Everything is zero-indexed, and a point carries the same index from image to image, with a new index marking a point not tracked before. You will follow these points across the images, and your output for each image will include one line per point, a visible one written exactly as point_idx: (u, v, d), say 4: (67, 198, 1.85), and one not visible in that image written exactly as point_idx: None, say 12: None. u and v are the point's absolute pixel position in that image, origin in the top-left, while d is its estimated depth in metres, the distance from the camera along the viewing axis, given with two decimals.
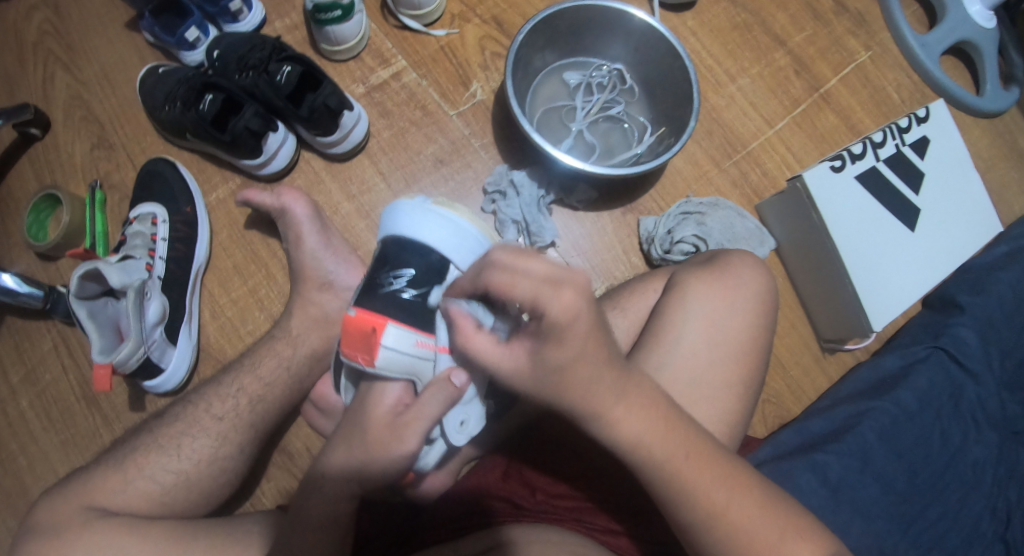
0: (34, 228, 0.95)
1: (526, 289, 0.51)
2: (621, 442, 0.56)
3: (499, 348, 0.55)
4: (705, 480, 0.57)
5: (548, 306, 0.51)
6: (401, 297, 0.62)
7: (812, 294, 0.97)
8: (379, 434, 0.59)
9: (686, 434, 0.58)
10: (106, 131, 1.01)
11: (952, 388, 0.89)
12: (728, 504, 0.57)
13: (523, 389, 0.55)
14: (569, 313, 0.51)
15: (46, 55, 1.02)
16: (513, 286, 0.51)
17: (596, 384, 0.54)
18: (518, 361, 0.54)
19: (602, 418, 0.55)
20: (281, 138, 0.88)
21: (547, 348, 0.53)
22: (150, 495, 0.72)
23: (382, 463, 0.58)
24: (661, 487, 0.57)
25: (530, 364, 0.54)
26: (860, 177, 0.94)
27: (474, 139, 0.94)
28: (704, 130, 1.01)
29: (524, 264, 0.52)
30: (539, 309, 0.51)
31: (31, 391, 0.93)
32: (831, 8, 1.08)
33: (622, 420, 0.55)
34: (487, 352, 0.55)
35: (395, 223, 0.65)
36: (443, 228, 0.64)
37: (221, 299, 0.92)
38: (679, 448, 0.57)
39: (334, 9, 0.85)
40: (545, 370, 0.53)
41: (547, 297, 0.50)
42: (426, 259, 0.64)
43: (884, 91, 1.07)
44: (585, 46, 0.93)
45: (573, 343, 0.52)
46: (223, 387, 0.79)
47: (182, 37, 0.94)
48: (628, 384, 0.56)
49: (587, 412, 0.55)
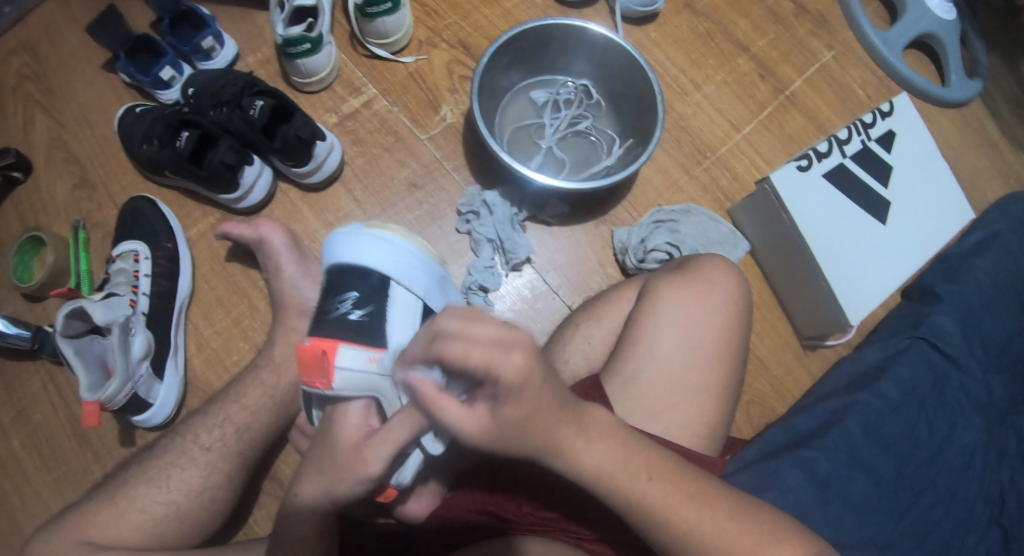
0: (18, 269, 0.96)
1: (481, 357, 0.47)
2: (581, 470, 0.57)
3: (465, 408, 0.52)
4: (668, 498, 0.58)
5: (501, 373, 0.48)
6: (349, 318, 0.66)
7: (788, 292, 0.99)
8: (346, 457, 0.58)
9: (647, 456, 0.59)
10: (87, 171, 1.02)
11: (933, 376, 0.91)
12: (698, 516, 0.58)
13: (490, 446, 0.54)
14: (524, 375, 0.49)
15: (25, 99, 1.04)
16: (469, 358, 0.48)
17: (554, 428, 0.54)
18: (481, 420, 0.52)
19: (563, 453, 0.56)
20: (257, 171, 0.89)
21: (507, 408, 0.51)
22: (142, 526, 0.73)
23: (348, 484, 0.57)
24: (630, 512, 0.58)
25: (493, 422, 0.52)
26: (827, 175, 0.96)
27: (446, 161, 0.95)
28: (672, 138, 1.03)
29: (476, 331, 0.48)
30: (495, 376, 0.49)
31: (22, 431, 0.94)
32: (792, 12, 1.11)
33: (582, 452, 0.56)
34: (452, 413, 0.52)
35: (334, 254, 0.71)
36: (380, 248, 0.72)
37: (205, 331, 0.93)
38: (640, 468, 0.58)
39: (302, 42, 0.87)
40: (506, 427, 0.52)
41: (499, 363, 0.48)
42: (368, 280, 0.69)
43: (848, 89, 1.10)
44: (550, 64, 0.95)
45: (530, 399, 0.51)
46: (209, 418, 0.80)
47: (157, 76, 0.96)
48: (583, 418, 0.57)
49: (548, 450, 0.55)
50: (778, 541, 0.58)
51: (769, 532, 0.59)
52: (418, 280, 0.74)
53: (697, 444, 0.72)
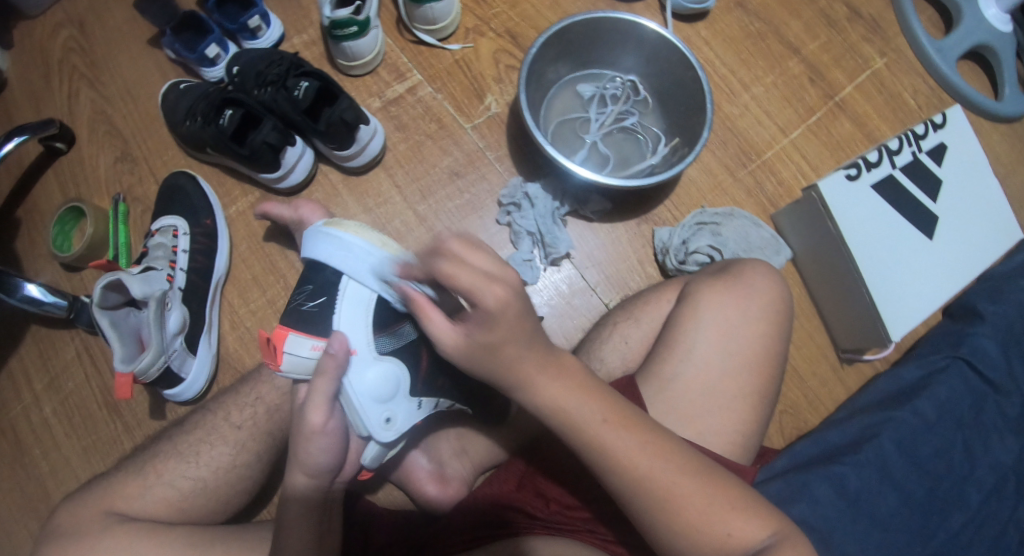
0: (58, 239, 0.97)
1: (467, 280, 0.53)
2: (571, 424, 0.60)
3: (448, 326, 0.58)
4: (627, 444, 0.59)
5: (481, 299, 0.54)
6: (303, 309, 0.69)
7: (829, 304, 0.96)
8: (297, 422, 0.64)
9: (608, 401, 0.61)
10: (128, 146, 1.03)
11: (972, 396, 0.87)
12: (651, 466, 0.59)
13: (459, 362, 0.60)
14: (501, 306, 0.55)
15: (71, 71, 1.05)
16: (457, 278, 0.53)
17: (520, 362, 0.59)
18: (455, 337, 0.58)
19: (526, 386, 0.60)
20: (299, 152, 0.89)
21: (480, 331, 0.57)
22: (169, 501, 0.74)
23: (302, 446, 0.62)
24: (589, 453, 0.60)
25: (465, 343, 0.58)
26: (876, 185, 0.93)
27: (488, 152, 0.94)
28: (718, 139, 1.01)
29: (471, 257, 0.55)
30: (475, 301, 0.54)
31: (54, 398, 0.95)
32: (845, 14, 1.08)
33: (543, 386, 0.60)
34: (435, 325, 0.58)
35: (303, 248, 0.71)
36: (334, 252, 0.68)
37: (240, 310, 0.94)
38: (599, 412, 0.60)
39: (350, 24, 0.86)
40: (476, 349, 0.58)
41: (481, 292, 0.54)
42: (322, 275, 0.69)
43: (899, 97, 1.07)
44: (599, 58, 0.94)
45: (504, 327, 0.56)
46: (241, 396, 0.81)
47: (202, 54, 0.96)
48: (551, 358, 0.61)
49: (513, 381, 0.60)
50: (734, 511, 0.58)
51: (727, 496, 0.59)
52: (374, 274, 0.67)
53: (730, 451, 0.70)
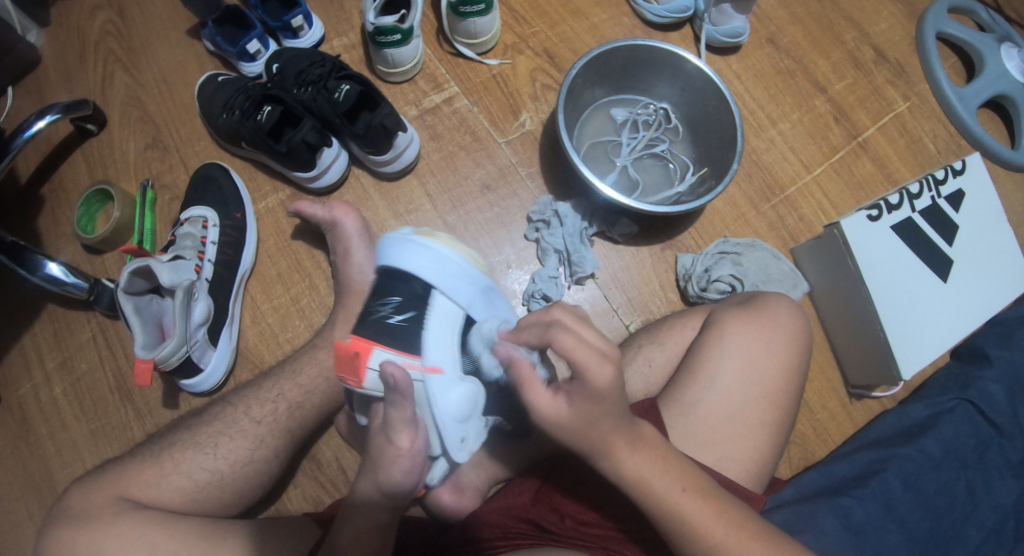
0: (83, 221, 0.98)
1: (585, 355, 0.56)
2: (623, 474, 0.61)
3: (550, 397, 0.59)
4: (701, 514, 0.61)
5: (593, 376, 0.56)
6: (388, 322, 0.64)
7: (843, 340, 0.98)
8: (376, 443, 0.60)
9: (684, 472, 0.62)
10: (160, 133, 1.04)
11: (979, 439, 0.89)
12: (727, 537, 0.61)
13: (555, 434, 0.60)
14: (611, 384, 0.57)
15: (108, 55, 1.06)
16: (574, 352, 0.56)
17: (614, 437, 0.59)
18: (558, 410, 0.59)
19: (610, 458, 0.60)
20: (335, 153, 0.90)
21: (581, 403, 0.58)
22: (184, 490, 0.75)
23: (386, 470, 0.59)
24: (662, 518, 0.61)
25: (566, 416, 0.58)
26: (896, 227, 0.95)
27: (521, 167, 0.96)
28: (743, 171, 1.03)
29: (588, 335, 0.58)
30: (585, 377, 0.56)
31: (66, 378, 0.96)
32: (873, 58, 1.11)
33: (628, 461, 0.60)
34: (537, 398, 0.59)
35: (382, 255, 0.67)
36: (426, 262, 0.65)
37: (263, 305, 0.95)
38: (677, 482, 0.61)
39: (394, 32, 0.88)
40: (575, 422, 0.58)
41: (596, 368, 0.56)
42: (410, 287, 0.65)
43: (921, 142, 1.08)
44: (634, 84, 0.96)
45: (606, 405, 0.58)
46: (263, 391, 0.82)
47: (243, 48, 0.97)
48: (636, 433, 0.61)
49: (598, 451, 0.60)
50: None
51: None
52: (465, 291, 0.66)
53: (744, 479, 0.72)
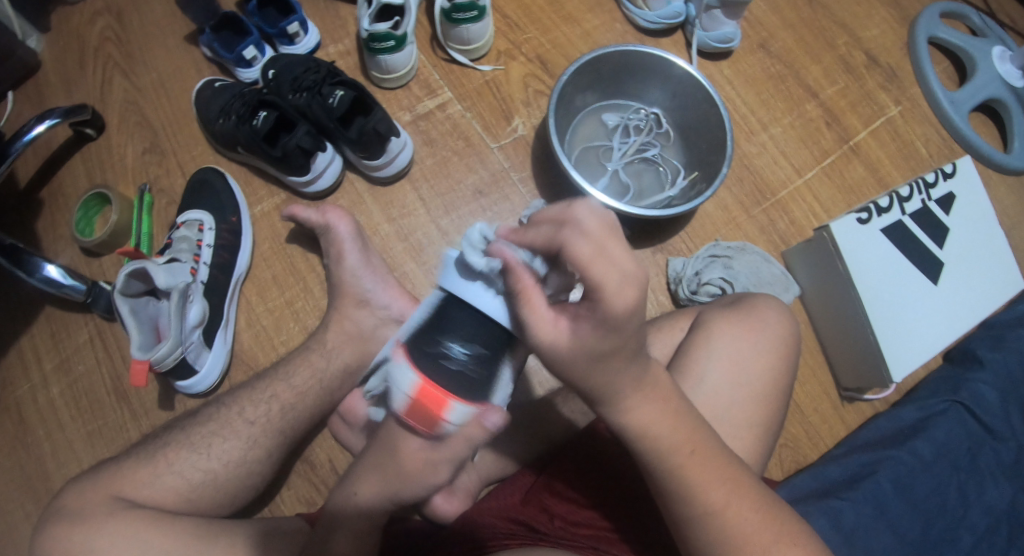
0: (81, 224, 0.99)
1: (601, 272, 0.50)
2: (630, 426, 0.59)
3: (552, 317, 0.55)
4: (703, 478, 0.60)
5: (607, 296, 0.50)
6: (451, 366, 0.61)
7: (834, 343, 0.99)
8: (414, 468, 0.61)
9: (689, 429, 0.60)
10: (158, 138, 1.05)
11: (969, 440, 0.89)
12: (726, 502, 0.60)
13: (555, 362, 0.56)
14: (627, 313, 0.51)
15: (107, 60, 1.08)
16: (594, 263, 0.50)
17: (620, 375, 0.56)
18: (561, 334, 0.55)
19: (617, 404, 0.58)
20: (329, 158, 0.91)
21: (591, 328, 0.53)
22: (178, 490, 0.75)
23: (414, 490, 0.62)
24: (664, 477, 0.60)
25: (568, 343, 0.55)
26: (886, 230, 0.96)
27: (513, 172, 0.97)
28: (734, 175, 1.03)
29: (614, 250, 0.50)
30: (598, 293, 0.51)
31: (63, 380, 0.97)
32: (864, 63, 1.12)
33: (633, 409, 0.58)
34: (537, 316, 0.55)
35: (452, 284, 0.64)
36: (500, 302, 0.62)
37: (258, 308, 0.96)
38: (684, 442, 0.60)
39: (388, 39, 0.89)
40: (581, 355, 0.54)
41: (609, 290, 0.50)
42: (479, 326, 0.62)
43: (912, 146, 1.09)
44: (626, 89, 0.97)
45: (624, 335, 0.53)
46: (256, 392, 0.83)
47: (240, 55, 0.98)
48: (646, 378, 0.58)
49: (608, 397, 0.58)
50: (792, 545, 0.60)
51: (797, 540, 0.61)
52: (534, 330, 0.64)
53: None
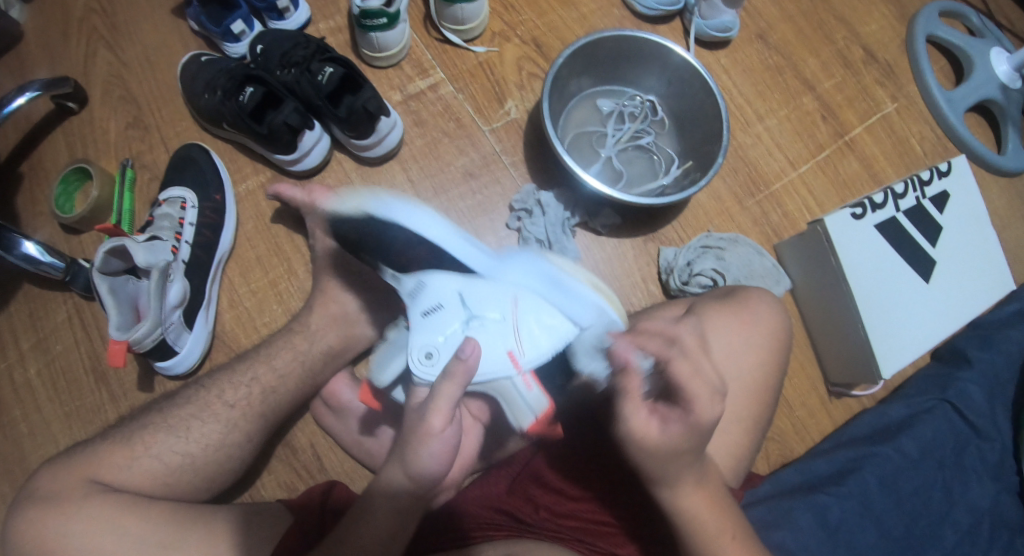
0: (61, 199, 0.97)
1: (701, 387, 0.61)
2: (680, 512, 0.64)
3: (647, 417, 0.62)
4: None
5: (697, 408, 0.61)
6: (559, 383, 0.71)
7: (823, 337, 0.98)
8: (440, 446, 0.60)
9: (728, 518, 0.65)
10: (141, 112, 1.02)
11: (955, 439, 0.89)
12: None
13: (643, 456, 0.63)
14: (708, 422, 0.61)
15: (90, 31, 1.04)
16: (689, 382, 0.62)
17: (682, 469, 0.63)
18: (652, 431, 0.62)
19: (670, 492, 0.64)
20: (317, 136, 0.89)
21: (677, 431, 0.61)
22: (155, 473, 0.73)
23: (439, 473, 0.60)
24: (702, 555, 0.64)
25: (656, 439, 0.62)
26: (879, 225, 0.95)
27: (505, 156, 0.95)
28: (729, 166, 1.02)
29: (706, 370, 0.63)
30: (688, 407, 0.61)
31: (40, 358, 0.94)
32: (862, 57, 1.11)
33: (685, 497, 0.64)
34: (634, 414, 0.63)
35: (587, 323, 0.68)
36: None
37: (240, 288, 0.94)
38: (724, 529, 0.65)
39: (380, 16, 0.87)
40: (663, 448, 0.62)
41: (703, 405, 0.61)
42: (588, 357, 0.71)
43: (906, 142, 1.09)
44: (622, 75, 0.95)
45: (701, 439, 0.62)
46: (237, 375, 0.81)
47: (228, 29, 0.96)
48: (699, 471, 0.64)
49: (662, 482, 0.64)
50: None
51: None
52: None
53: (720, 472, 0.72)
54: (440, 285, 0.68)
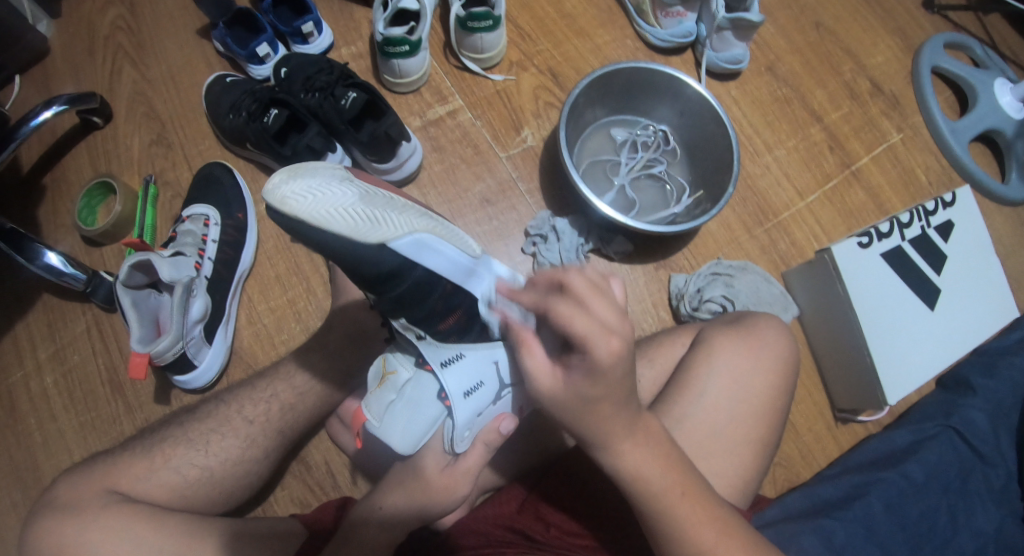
0: (84, 212, 0.99)
1: (582, 328, 0.50)
2: (625, 470, 0.60)
3: (548, 365, 0.56)
4: (694, 519, 0.61)
5: (594, 351, 0.50)
6: None
7: (830, 365, 1.00)
8: (441, 484, 0.64)
9: (684, 476, 0.61)
10: (165, 130, 1.05)
11: (960, 464, 0.90)
12: (717, 542, 0.61)
13: (553, 406, 0.57)
14: (613, 360, 0.50)
15: (117, 50, 1.08)
16: (571, 323, 0.50)
17: (612, 422, 0.57)
18: (554, 381, 0.55)
19: (609, 448, 0.59)
20: (339, 159, 0.91)
21: (585, 383, 0.53)
22: (173, 486, 0.75)
23: (440, 505, 0.64)
24: (655, 517, 0.61)
25: (560, 390, 0.55)
26: (885, 254, 0.97)
27: (520, 182, 0.98)
28: (738, 196, 1.05)
29: (594, 304, 0.50)
30: (586, 349, 0.50)
31: (57, 369, 0.96)
32: (868, 89, 1.13)
33: (628, 452, 0.59)
34: (534, 361, 0.56)
35: None
36: None
37: (259, 306, 0.96)
38: (677, 485, 0.61)
39: (402, 44, 0.90)
40: (570, 399, 0.55)
41: (596, 343, 0.50)
42: None
43: (913, 173, 1.11)
44: (636, 106, 0.98)
45: (607, 384, 0.53)
46: (257, 391, 0.83)
47: (253, 52, 0.99)
48: (637, 424, 0.59)
49: (597, 440, 0.58)
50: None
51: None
52: None
53: (731, 491, 0.73)
54: (485, 359, 0.64)
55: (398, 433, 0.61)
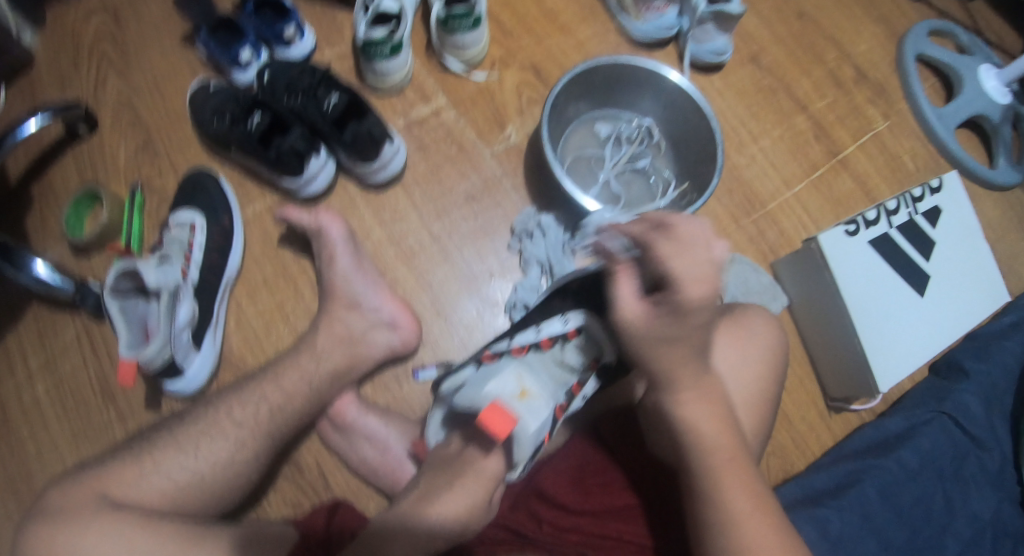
0: (71, 221, 0.99)
1: (679, 264, 0.55)
2: (683, 419, 0.64)
3: (634, 300, 0.60)
4: (733, 483, 0.64)
5: (682, 289, 0.55)
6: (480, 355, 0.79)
7: (820, 353, 1.00)
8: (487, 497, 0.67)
9: (734, 437, 0.65)
10: (151, 136, 1.05)
11: (954, 449, 0.90)
12: (750, 512, 0.63)
13: (635, 339, 0.60)
14: (699, 303, 0.55)
15: (101, 59, 1.07)
16: (671, 260, 0.55)
17: (682, 366, 0.61)
18: (637, 314, 0.59)
19: (672, 394, 0.64)
20: (322, 162, 0.92)
21: (669, 319, 0.57)
22: (165, 490, 0.75)
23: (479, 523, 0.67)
24: (702, 475, 0.64)
25: (642, 322, 0.59)
26: (873, 241, 0.97)
27: (506, 179, 0.98)
28: (724, 187, 1.05)
29: (689, 250, 0.56)
30: (674, 286, 0.55)
31: (48, 378, 0.96)
32: (853, 77, 1.13)
33: (689, 402, 0.63)
34: (623, 294, 0.60)
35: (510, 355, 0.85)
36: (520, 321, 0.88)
37: (248, 309, 0.96)
38: (726, 448, 0.65)
39: (383, 45, 0.90)
40: (648, 335, 0.59)
41: (682, 281, 0.55)
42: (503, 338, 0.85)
43: (899, 159, 1.11)
44: (619, 98, 0.98)
45: (685, 326, 0.57)
46: (245, 394, 0.82)
47: (236, 57, 0.98)
48: (702, 378, 0.63)
49: (664, 382, 0.63)
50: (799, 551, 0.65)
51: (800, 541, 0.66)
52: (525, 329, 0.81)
53: None
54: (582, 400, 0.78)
55: (533, 436, 0.69)
